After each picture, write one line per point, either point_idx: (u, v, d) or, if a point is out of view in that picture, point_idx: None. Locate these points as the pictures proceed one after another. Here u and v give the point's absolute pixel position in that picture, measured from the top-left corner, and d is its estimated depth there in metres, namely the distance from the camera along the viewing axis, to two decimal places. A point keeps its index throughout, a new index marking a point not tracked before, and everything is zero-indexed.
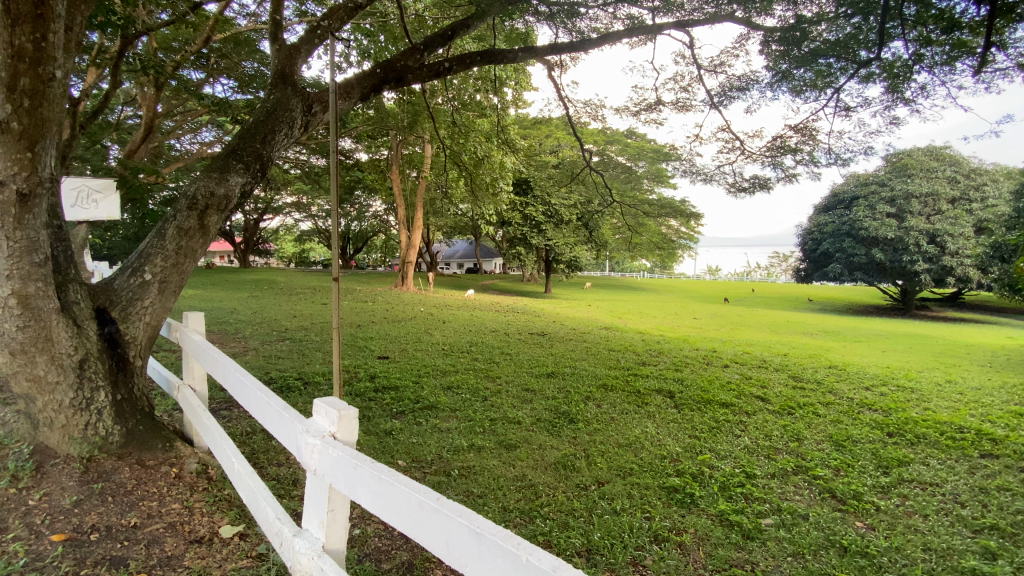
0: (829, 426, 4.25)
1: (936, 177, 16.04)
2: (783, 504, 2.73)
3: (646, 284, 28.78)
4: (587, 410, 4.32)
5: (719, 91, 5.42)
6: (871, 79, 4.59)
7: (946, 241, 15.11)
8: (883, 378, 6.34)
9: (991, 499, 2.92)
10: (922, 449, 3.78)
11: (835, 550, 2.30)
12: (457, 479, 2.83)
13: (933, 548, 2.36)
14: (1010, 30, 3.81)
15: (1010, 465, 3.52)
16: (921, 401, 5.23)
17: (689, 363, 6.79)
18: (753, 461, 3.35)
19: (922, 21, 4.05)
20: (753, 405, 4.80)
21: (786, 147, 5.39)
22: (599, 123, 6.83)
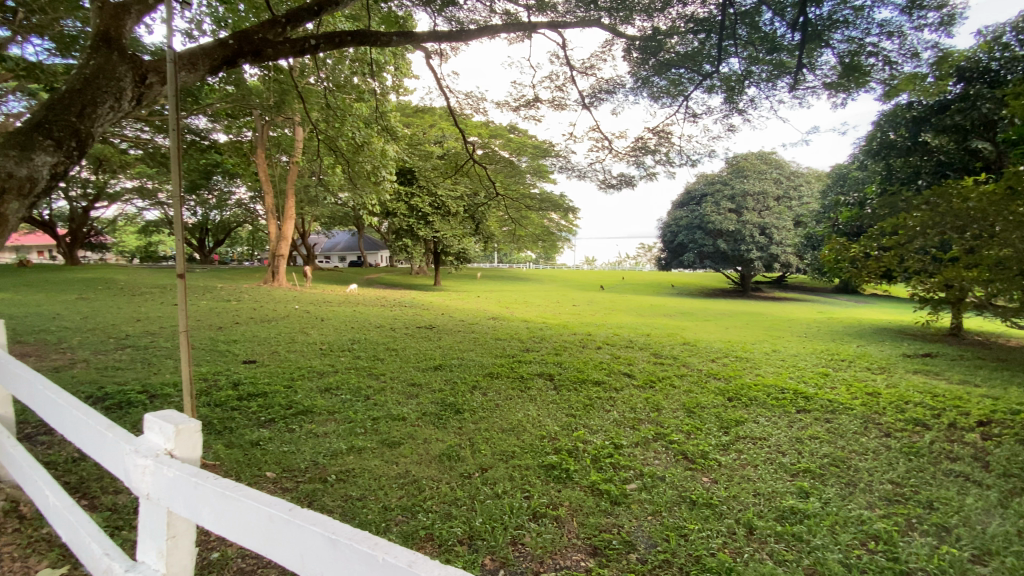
0: (682, 395, 4.83)
1: (766, 178, 18.87)
2: (645, 469, 3.03)
3: (531, 275, 29.95)
4: (473, 399, 4.37)
5: (591, 92, 5.77)
6: (713, 90, 5.23)
7: (774, 232, 17.90)
8: (725, 351, 7.35)
9: (804, 447, 3.54)
10: (754, 409, 4.46)
11: (686, 504, 2.62)
12: (335, 484, 2.69)
13: (762, 493, 2.80)
14: (816, 56, 4.58)
15: (817, 417, 4.29)
16: (753, 369, 6.17)
17: (568, 347, 7.22)
18: (621, 432, 3.68)
19: (752, 42, 4.70)
20: (622, 382, 5.28)
21: (647, 147, 5.93)
22: (481, 115, 6.89)
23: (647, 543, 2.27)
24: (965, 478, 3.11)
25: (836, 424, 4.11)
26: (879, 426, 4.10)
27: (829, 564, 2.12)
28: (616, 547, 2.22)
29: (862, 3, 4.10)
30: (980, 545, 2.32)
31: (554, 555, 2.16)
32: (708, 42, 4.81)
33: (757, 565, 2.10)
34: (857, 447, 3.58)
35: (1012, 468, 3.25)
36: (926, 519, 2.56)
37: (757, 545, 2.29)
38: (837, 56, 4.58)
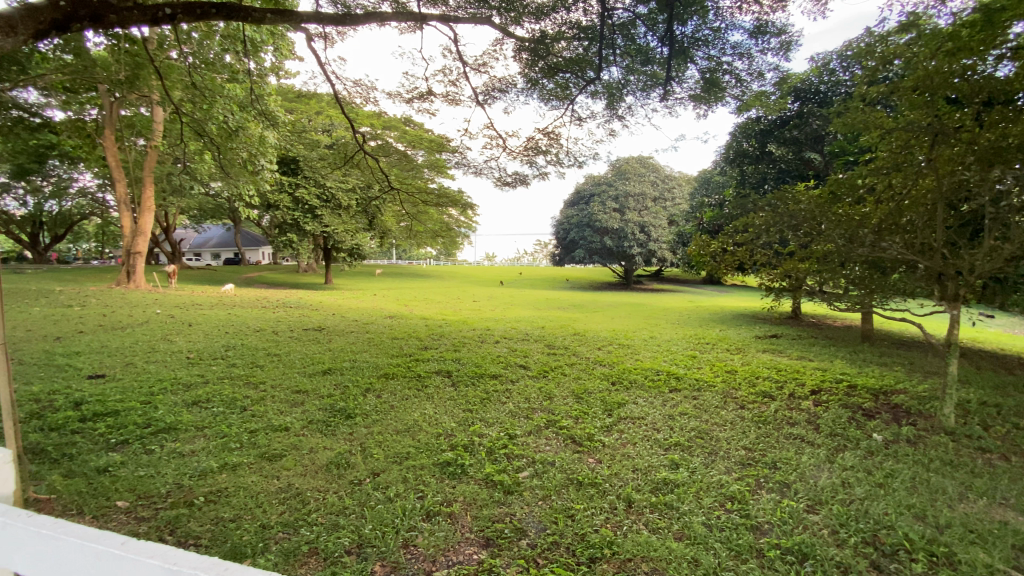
0: (572, 383, 5.12)
1: (645, 180, 20.53)
2: (537, 456, 3.16)
3: (428, 271, 29.54)
4: (366, 402, 4.21)
5: (484, 90, 5.81)
6: (596, 96, 5.56)
7: (652, 230, 19.59)
8: (610, 339, 7.90)
9: (675, 423, 3.94)
10: (634, 392, 4.85)
11: (573, 486, 2.78)
12: (205, 507, 2.44)
13: (640, 468, 3.06)
14: (683, 70, 5.08)
15: (687, 395, 4.79)
16: (634, 354, 6.71)
17: (465, 343, 7.25)
18: (515, 423, 3.79)
19: (629, 53, 5.07)
20: (517, 373, 5.44)
21: (538, 147, 6.14)
22: (370, 106, 6.62)
23: (538, 527, 2.37)
24: (800, 439, 3.68)
25: (702, 400, 4.63)
26: (736, 400, 4.69)
27: (695, 526, 2.38)
28: (507, 536, 2.29)
29: (718, 26, 4.61)
30: (811, 495, 2.76)
31: (447, 552, 2.17)
32: (591, 49, 5.09)
33: (635, 536, 2.29)
34: (719, 419, 4.06)
35: (834, 427, 3.90)
36: (771, 477, 2.99)
37: (635, 517, 2.50)
38: (700, 72, 5.11)
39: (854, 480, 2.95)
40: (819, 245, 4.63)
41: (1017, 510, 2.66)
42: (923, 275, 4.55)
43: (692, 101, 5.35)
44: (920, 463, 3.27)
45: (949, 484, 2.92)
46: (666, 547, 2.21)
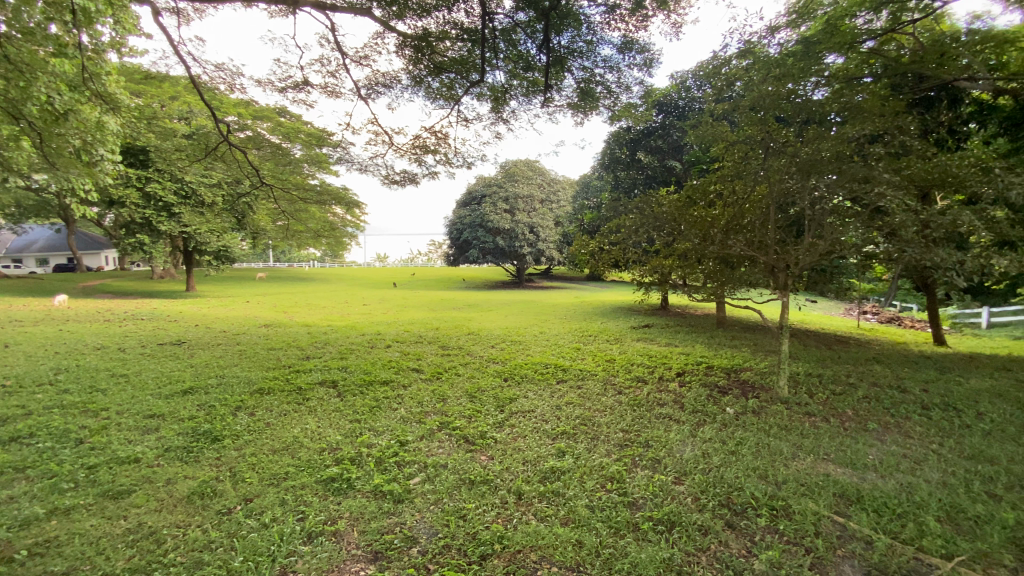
0: (465, 382, 5.14)
1: (532, 182, 21.25)
2: (429, 460, 3.13)
3: (311, 274, 27.60)
4: (237, 422, 3.82)
5: (366, 84, 5.57)
6: (481, 98, 5.63)
7: (541, 231, 20.35)
8: (503, 336, 8.08)
9: (562, 412, 4.15)
10: (524, 386, 5.03)
11: (464, 486, 2.80)
12: (26, 563, 2.04)
13: (529, 460, 3.18)
14: (562, 78, 5.36)
15: (572, 385, 5.08)
16: (525, 350, 6.94)
17: (353, 349, 6.91)
18: (406, 428, 3.71)
19: (511, 58, 5.20)
20: (409, 378, 5.31)
21: (425, 146, 6.05)
22: (237, 94, 6.02)
23: (429, 532, 2.35)
24: (669, 418, 4.08)
25: (585, 389, 4.93)
26: (615, 386, 5.07)
27: (580, 509, 2.54)
28: (397, 546, 2.24)
29: (591, 39, 4.93)
30: (678, 468, 3.08)
31: (331, 572, 2.06)
32: (474, 52, 5.13)
33: (524, 527, 2.37)
34: (600, 405, 4.36)
35: (696, 405, 4.40)
36: (644, 455, 3.28)
37: (524, 508, 2.59)
38: (576, 81, 5.41)
39: (712, 450, 3.35)
40: (681, 243, 5.19)
41: (833, 462, 3.22)
42: (761, 268, 5.31)
43: (571, 108, 5.65)
44: (763, 430, 3.81)
45: (783, 446, 3.44)
46: (553, 533, 2.32)
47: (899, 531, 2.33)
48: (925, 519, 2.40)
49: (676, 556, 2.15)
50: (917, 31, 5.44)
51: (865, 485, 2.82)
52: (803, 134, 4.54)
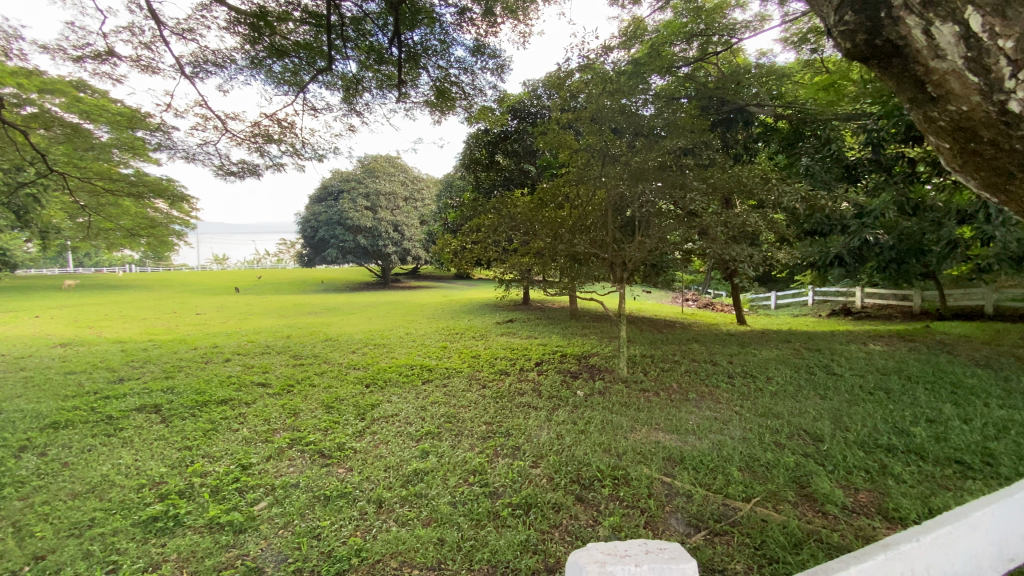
0: (320, 393, 4.80)
1: (395, 179, 20.53)
2: (277, 481, 2.87)
3: (127, 280, 23.27)
4: (19, 467, 3.08)
5: (191, 61, 4.85)
6: (331, 87, 5.27)
7: (405, 229, 19.84)
8: (364, 340, 7.73)
9: (426, 413, 4.12)
10: (387, 390, 4.87)
11: (318, 504, 2.63)
12: None
13: (391, 466, 3.10)
14: (416, 75, 5.29)
15: (437, 384, 5.06)
16: (388, 352, 6.73)
17: (183, 366, 6.01)
18: (250, 450, 3.35)
19: (362, 49, 4.96)
20: (253, 394, 4.78)
21: (267, 134, 5.49)
22: (13, 62, 4.78)
23: (277, 559, 2.16)
24: (528, 406, 4.31)
25: (450, 386, 4.95)
26: (479, 381, 5.19)
27: (441, 507, 2.55)
28: None
29: (444, 39, 4.95)
30: (535, 452, 3.27)
31: None
32: (320, 38, 4.78)
33: (384, 535, 2.31)
34: (464, 401, 4.41)
35: (552, 391, 4.71)
36: (506, 444, 3.42)
37: (385, 516, 2.53)
38: (431, 80, 5.37)
39: (565, 431, 3.62)
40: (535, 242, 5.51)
41: (663, 430, 3.70)
42: (604, 264, 5.86)
43: (427, 106, 5.60)
44: (609, 408, 4.23)
45: (624, 421, 3.86)
46: (414, 536, 2.30)
47: (712, 483, 2.76)
48: (730, 470, 2.89)
49: (532, 537, 2.28)
50: (719, 62, 6.46)
51: (687, 448, 3.29)
52: (634, 145, 5.10)
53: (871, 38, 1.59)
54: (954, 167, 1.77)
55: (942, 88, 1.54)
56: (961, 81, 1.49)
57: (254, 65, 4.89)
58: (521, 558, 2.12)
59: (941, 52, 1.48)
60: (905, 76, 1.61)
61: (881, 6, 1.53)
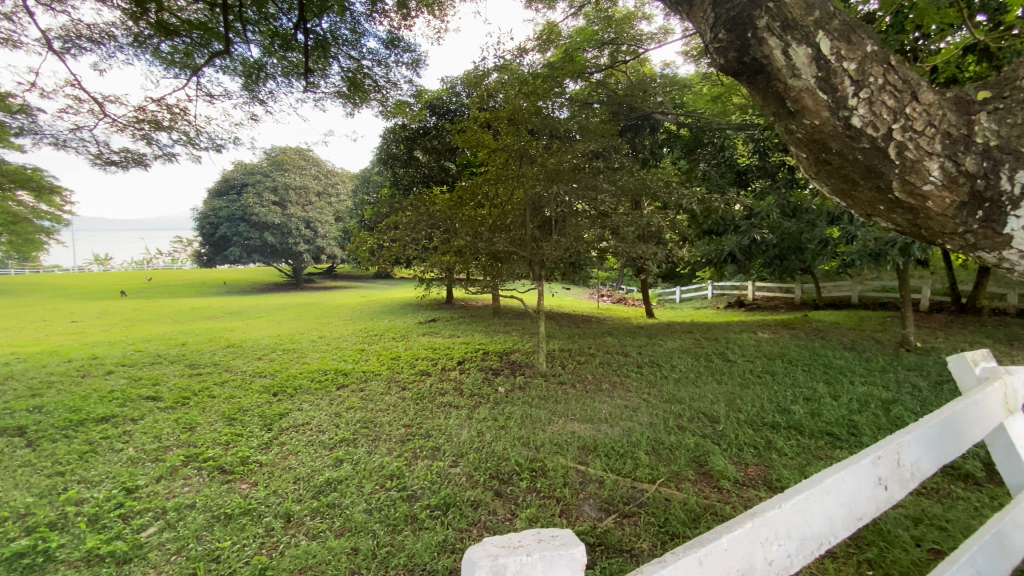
0: (221, 404, 4.41)
1: (306, 173, 19.36)
2: (170, 503, 2.61)
3: None
4: None
5: (60, 35, 4.24)
6: (228, 72, 4.85)
7: (318, 226, 18.83)
8: (272, 345, 7.22)
9: (340, 419, 3.94)
10: (298, 398, 4.59)
11: (218, 524, 2.43)
12: None
13: (301, 477, 2.94)
14: (326, 65, 5.02)
15: (353, 389, 4.86)
16: (299, 358, 6.35)
17: (53, 382, 5.25)
18: (137, 472, 3.01)
19: (264, 33, 4.61)
20: (141, 408, 4.29)
21: (154, 121, 4.94)
22: None
23: None
24: (449, 405, 4.28)
25: (368, 391, 4.77)
26: (398, 383, 5.06)
27: (355, 516, 2.45)
28: None
29: (355, 28, 4.75)
30: (455, 451, 3.25)
31: None
32: (216, 18, 4.37)
33: (292, 551, 2.19)
34: (382, 405, 4.28)
35: (473, 389, 4.71)
36: (424, 446, 3.36)
37: (294, 530, 2.39)
38: (341, 70, 5.13)
39: (486, 428, 3.64)
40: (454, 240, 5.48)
41: (579, 421, 3.85)
42: (522, 261, 5.97)
43: (338, 98, 5.34)
44: (528, 403, 4.31)
45: (542, 414, 3.96)
46: (326, 547, 2.20)
47: (622, 467, 2.92)
48: (638, 454, 3.07)
49: (450, 536, 2.26)
50: (628, 71, 6.79)
51: (601, 436, 3.45)
52: (549, 146, 5.22)
53: (740, 56, 1.36)
54: (809, 180, 1.46)
55: (799, 105, 1.30)
56: (816, 98, 1.27)
57: (138, 44, 4.37)
58: (438, 559, 2.11)
59: (796, 71, 1.28)
60: (766, 92, 1.38)
61: (747, 24, 1.31)
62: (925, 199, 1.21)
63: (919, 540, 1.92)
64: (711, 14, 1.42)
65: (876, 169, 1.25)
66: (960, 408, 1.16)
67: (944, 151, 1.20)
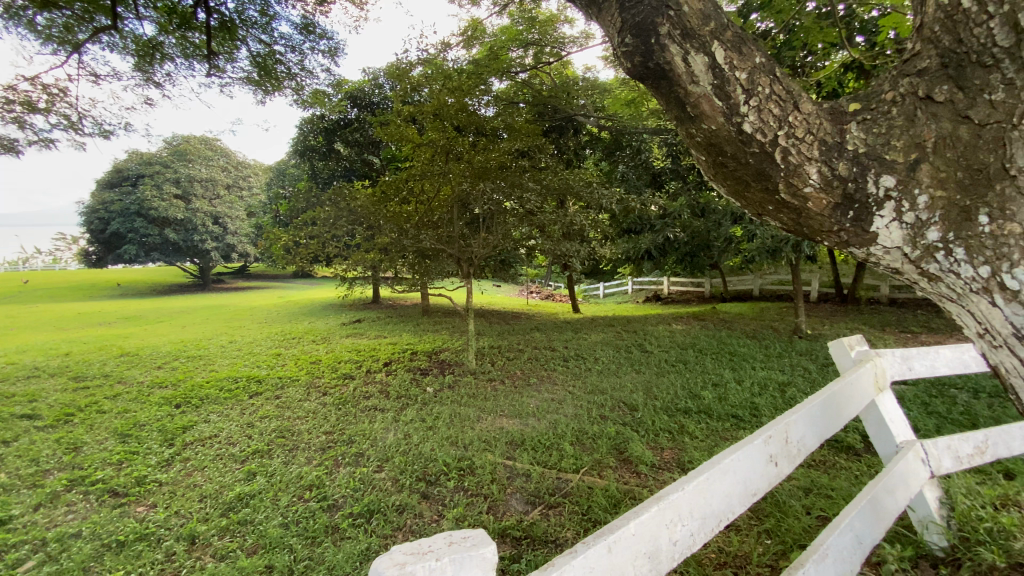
0: (113, 420, 3.96)
1: (213, 164, 17.83)
2: (50, 533, 2.31)
3: None
4: None
5: None
6: (118, 50, 4.34)
7: (227, 222, 17.44)
8: (175, 353, 6.60)
9: (254, 429, 3.68)
10: (205, 409, 4.22)
11: (110, 552, 2.19)
12: None
13: (207, 495, 2.70)
14: (233, 48, 4.64)
15: (269, 397, 4.56)
16: (206, 365, 5.85)
17: None
18: (7, 501, 2.63)
19: (160, 9, 4.17)
20: (12, 429, 3.74)
21: (25, 101, 4.30)
22: None
23: None
24: (374, 408, 4.15)
25: (285, 397, 4.51)
26: (319, 388, 4.81)
27: (270, 531, 2.30)
28: None
29: (265, 10, 4.44)
30: (381, 455, 3.15)
31: None
32: None
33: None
34: (300, 413, 4.04)
35: (400, 391, 4.58)
36: (347, 452, 3.22)
37: (200, 552, 2.21)
38: (250, 55, 4.77)
39: (413, 430, 3.57)
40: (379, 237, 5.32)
41: (507, 416, 3.88)
42: (449, 259, 5.90)
43: (248, 84, 4.96)
44: (457, 402, 4.28)
45: (471, 412, 3.95)
46: (236, 568, 2.05)
47: (548, 460, 2.98)
48: (563, 446, 3.15)
49: (374, 544, 2.19)
50: (552, 72, 6.91)
51: (528, 431, 3.50)
52: (475, 143, 5.21)
53: (645, 61, 1.41)
54: (710, 182, 1.52)
55: (697, 110, 1.37)
56: (712, 104, 1.33)
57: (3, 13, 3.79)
58: (362, 568, 2.03)
59: (695, 78, 1.35)
60: (670, 99, 1.44)
61: (650, 31, 1.37)
62: (804, 199, 1.29)
63: (809, 508, 2.13)
64: (619, 18, 1.47)
65: (764, 172, 1.32)
66: (838, 388, 1.30)
67: (821, 157, 1.27)
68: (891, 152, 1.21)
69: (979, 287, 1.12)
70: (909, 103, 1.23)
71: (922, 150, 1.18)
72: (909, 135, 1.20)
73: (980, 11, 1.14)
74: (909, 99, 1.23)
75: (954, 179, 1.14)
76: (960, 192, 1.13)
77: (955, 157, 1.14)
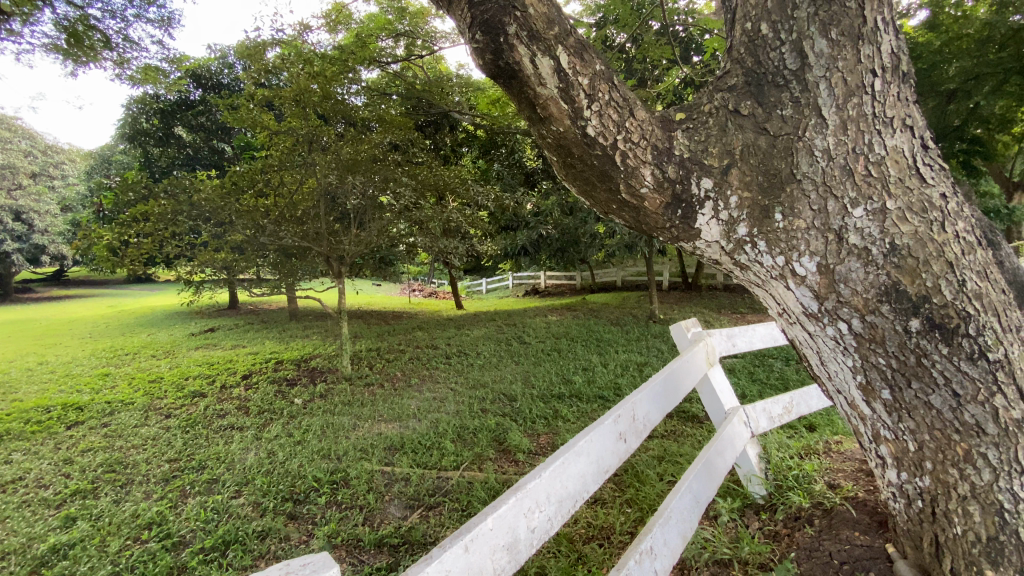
0: None
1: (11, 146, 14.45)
2: None
3: None
4: None
5: None
6: None
7: (33, 218, 14.19)
8: None
9: (73, 466, 3.08)
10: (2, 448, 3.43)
11: None
12: None
13: (8, 552, 2.22)
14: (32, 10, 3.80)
15: (93, 426, 3.84)
16: (4, 394, 4.75)
17: None
18: None
19: None
20: None
21: None
22: None
23: None
24: (232, 427, 3.73)
25: (116, 424, 3.85)
26: (161, 410, 4.18)
27: None
28: None
29: None
30: (239, 478, 2.83)
31: None
32: None
33: None
34: (136, 441, 3.47)
35: (263, 406, 4.17)
36: (197, 480, 2.84)
37: None
38: (58, 21, 3.96)
39: (278, 447, 3.27)
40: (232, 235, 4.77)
41: (385, 421, 3.74)
42: (317, 258, 5.50)
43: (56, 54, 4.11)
44: (330, 411, 4.02)
45: (346, 420, 3.74)
46: None
47: (428, 460, 2.94)
48: (443, 444, 3.13)
49: None
50: (425, 66, 6.79)
51: (407, 432, 3.41)
52: (343, 134, 4.94)
53: (495, 60, 1.43)
54: (562, 181, 1.59)
55: (547, 112, 1.42)
56: (559, 107, 1.39)
57: None
58: None
59: (542, 80, 1.39)
60: (521, 99, 1.47)
61: (499, 30, 1.39)
62: (644, 199, 1.41)
63: (662, 475, 2.38)
64: (468, 13, 1.46)
65: (607, 173, 1.42)
66: (677, 366, 1.46)
67: (654, 160, 1.39)
68: (709, 157, 1.37)
69: (777, 274, 1.34)
70: (722, 115, 1.40)
71: (732, 157, 1.35)
72: (723, 143, 1.37)
73: (774, 38, 1.36)
74: (722, 111, 1.40)
75: (756, 182, 1.33)
76: (761, 194, 1.32)
77: (757, 164, 1.33)
